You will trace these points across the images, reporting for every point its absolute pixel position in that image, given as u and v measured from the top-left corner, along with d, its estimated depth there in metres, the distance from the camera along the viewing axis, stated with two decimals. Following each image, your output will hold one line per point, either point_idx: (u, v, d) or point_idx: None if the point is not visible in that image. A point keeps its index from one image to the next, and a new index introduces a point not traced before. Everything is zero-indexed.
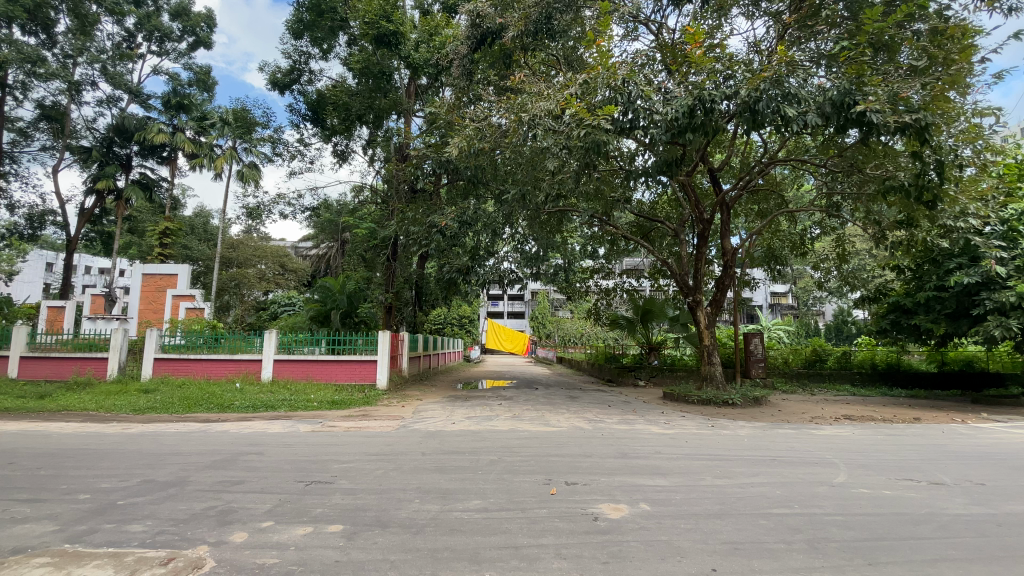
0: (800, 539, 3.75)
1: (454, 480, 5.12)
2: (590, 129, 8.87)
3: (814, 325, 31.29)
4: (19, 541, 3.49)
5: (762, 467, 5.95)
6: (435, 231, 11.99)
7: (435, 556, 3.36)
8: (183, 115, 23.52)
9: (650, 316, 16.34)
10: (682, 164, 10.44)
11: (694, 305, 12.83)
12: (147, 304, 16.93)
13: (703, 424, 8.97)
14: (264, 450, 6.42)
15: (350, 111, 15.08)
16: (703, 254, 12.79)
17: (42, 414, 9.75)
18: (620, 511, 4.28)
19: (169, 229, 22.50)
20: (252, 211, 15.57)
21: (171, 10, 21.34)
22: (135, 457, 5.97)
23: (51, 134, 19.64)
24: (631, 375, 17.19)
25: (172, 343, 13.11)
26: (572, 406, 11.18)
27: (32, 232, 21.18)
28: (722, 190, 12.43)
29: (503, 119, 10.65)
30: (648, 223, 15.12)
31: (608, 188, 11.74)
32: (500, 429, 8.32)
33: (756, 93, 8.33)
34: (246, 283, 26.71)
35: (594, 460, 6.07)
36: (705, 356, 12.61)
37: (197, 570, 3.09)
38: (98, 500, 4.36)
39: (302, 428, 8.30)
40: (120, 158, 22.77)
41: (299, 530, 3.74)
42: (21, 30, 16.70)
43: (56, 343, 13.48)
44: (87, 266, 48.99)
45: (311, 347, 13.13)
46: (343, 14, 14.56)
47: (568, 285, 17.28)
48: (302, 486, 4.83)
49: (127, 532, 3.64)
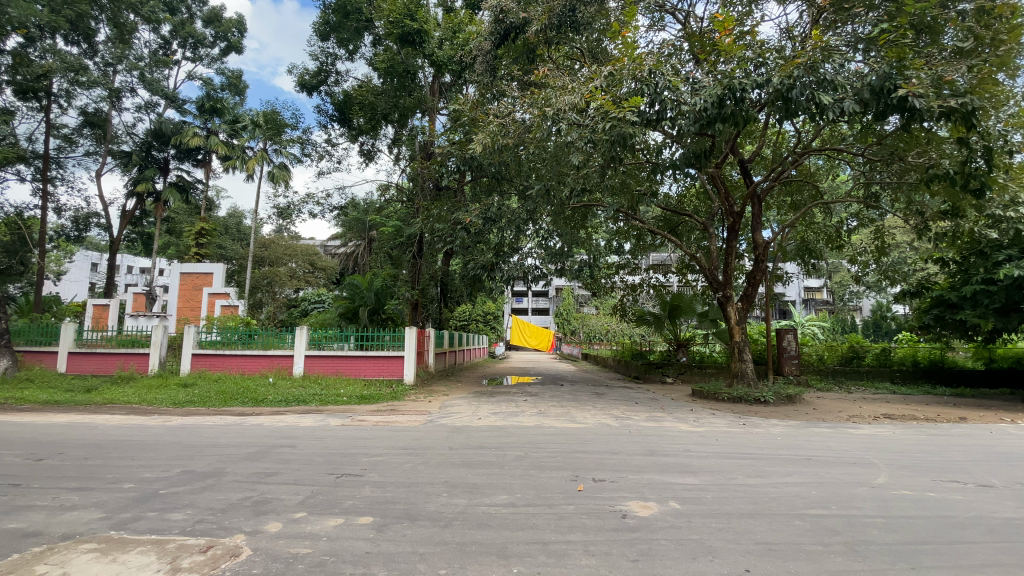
0: (838, 541, 3.63)
1: (481, 475, 5.15)
2: (615, 122, 8.69)
3: (851, 321, 30.33)
4: (69, 528, 3.67)
5: (797, 466, 5.77)
6: (459, 228, 12.28)
7: (464, 549, 3.38)
8: (216, 118, 24.18)
9: (678, 312, 16.08)
10: (711, 155, 10.22)
11: (723, 301, 12.52)
12: (185, 302, 17.60)
13: (734, 422, 8.75)
14: (295, 443, 6.58)
15: (376, 110, 15.22)
16: (734, 247, 12.40)
17: (90, 407, 10.21)
18: (649, 509, 4.22)
19: (204, 230, 23.43)
20: (283, 211, 15.94)
21: (204, 16, 21.98)
22: (175, 448, 6.20)
23: (94, 139, 20.45)
24: (658, 372, 16.78)
25: (208, 339, 13.63)
26: (599, 403, 11.08)
27: (77, 233, 22.08)
28: (753, 182, 11.96)
29: (528, 114, 10.55)
30: (675, 218, 15.03)
31: (635, 182, 11.51)
32: (525, 425, 8.31)
33: (789, 80, 8.07)
34: (277, 281, 27.78)
35: (622, 457, 5.99)
36: (736, 352, 12.28)
37: (235, 557, 3.18)
38: (140, 489, 4.54)
39: (332, 423, 8.46)
40: (158, 161, 23.46)
41: (331, 521, 3.82)
42: (64, 41, 17.27)
43: (101, 339, 14.12)
44: (127, 266, 51.51)
45: (340, 343, 13.42)
46: (368, 14, 14.74)
47: (593, 281, 17.20)
48: (333, 479, 4.93)
49: (169, 520, 3.78)
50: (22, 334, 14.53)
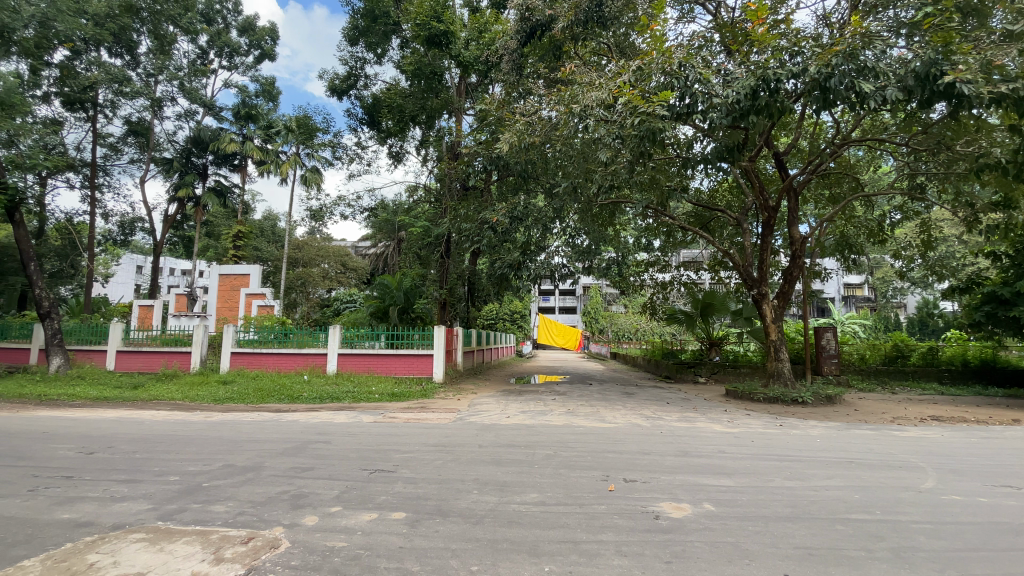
0: (883, 548, 3.47)
1: (511, 473, 5.15)
2: (644, 117, 8.59)
3: (894, 319, 29.08)
4: (119, 518, 3.85)
5: (837, 469, 5.56)
6: (486, 227, 12.36)
7: (495, 547, 3.39)
8: (251, 124, 24.96)
9: (710, 310, 15.74)
10: (744, 148, 9.96)
11: (759, 298, 12.15)
12: (224, 302, 18.25)
13: (770, 423, 8.50)
14: (329, 439, 6.73)
15: (404, 113, 15.43)
16: (769, 243, 12.02)
17: (137, 403, 10.71)
18: (682, 510, 4.14)
19: (241, 232, 24.26)
20: (315, 213, 16.33)
21: (239, 26, 22.73)
22: (216, 443, 6.44)
23: (138, 147, 21.44)
24: (690, 372, 16.36)
25: (246, 339, 14.09)
26: (629, 403, 10.93)
27: (123, 237, 23.15)
28: (789, 175, 11.56)
29: (554, 112, 10.49)
30: (707, 213, 14.71)
31: (665, 177, 11.27)
32: (554, 424, 8.28)
33: (827, 69, 7.79)
34: (311, 281, 28.61)
35: (654, 457, 5.90)
36: (772, 352, 11.92)
37: (274, 549, 3.27)
38: (184, 482, 4.73)
39: (365, 419, 8.63)
40: (197, 167, 24.38)
41: (365, 515, 3.89)
42: (108, 53, 18.21)
43: (146, 338, 14.77)
44: (170, 267, 53.81)
45: (372, 341, 13.68)
46: (395, 18, 14.94)
47: (622, 279, 16.99)
48: (366, 474, 5.02)
49: (211, 512, 3.93)
50: (73, 334, 15.32)
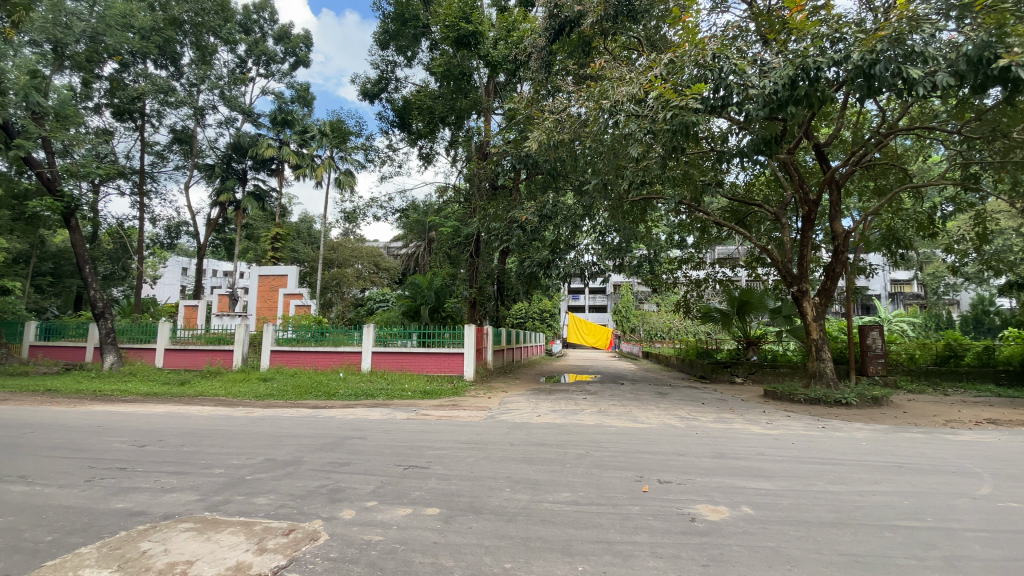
0: (934, 556, 3.30)
1: (543, 472, 5.13)
2: (677, 111, 8.41)
3: (945, 316, 27.62)
4: (170, 508, 4.04)
5: (885, 474, 5.31)
6: (516, 226, 12.40)
7: (527, 545, 3.39)
8: (287, 129, 25.76)
9: (748, 308, 15.32)
10: (783, 140, 9.64)
11: (799, 296, 11.74)
12: (263, 302, 18.88)
13: (811, 425, 8.20)
14: (364, 435, 6.88)
15: (433, 114, 15.63)
16: (810, 238, 11.60)
17: (184, 399, 11.22)
18: (720, 513, 4.04)
19: (279, 235, 25.08)
20: (349, 215, 16.70)
21: (275, 35, 23.46)
22: (257, 438, 6.67)
23: (182, 155, 22.43)
24: (727, 372, 15.87)
25: (285, 337, 14.56)
26: (662, 403, 10.74)
27: (170, 240, 24.23)
28: (830, 167, 11.08)
29: (583, 108, 10.39)
30: (744, 208, 14.30)
31: (698, 172, 11.00)
32: (586, 423, 8.22)
33: (871, 55, 7.44)
34: (345, 281, 29.41)
35: (689, 459, 5.79)
36: (813, 351, 11.49)
37: (313, 541, 3.37)
38: (229, 474, 4.93)
39: (398, 416, 8.79)
40: (237, 172, 25.31)
41: (400, 510, 3.96)
42: (155, 65, 19.11)
43: (192, 337, 15.44)
44: (212, 268, 56.21)
45: (404, 339, 13.90)
46: (425, 20, 15.11)
47: (654, 277, 16.71)
48: (400, 470, 5.11)
49: (254, 504, 4.07)
50: (125, 333, 16.15)
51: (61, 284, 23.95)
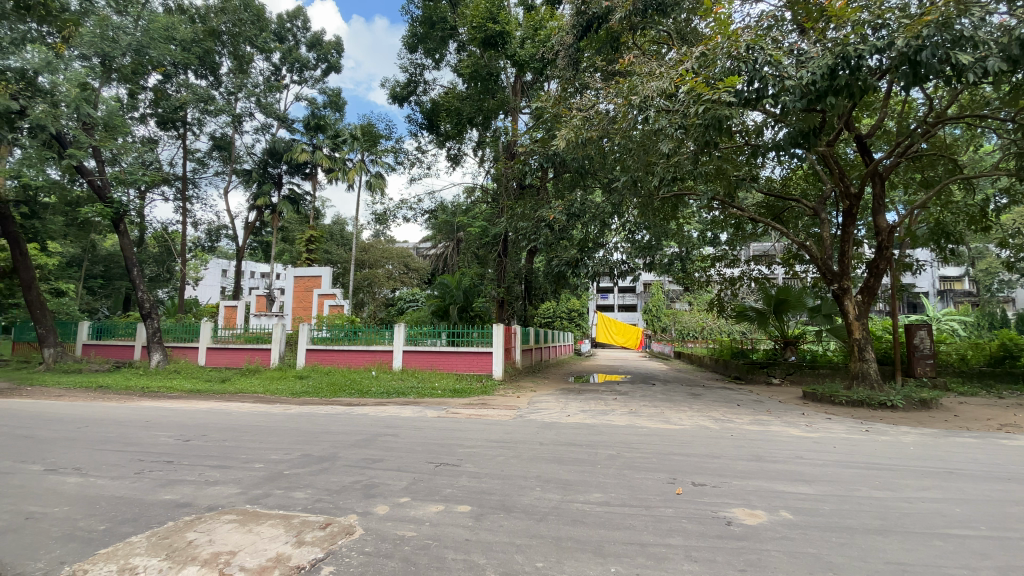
0: (990, 567, 3.11)
1: (574, 472, 5.10)
2: (709, 105, 8.21)
3: (1000, 313, 26.11)
4: (214, 500, 4.21)
5: (934, 479, 5.05)
6: (544, 225, 12.36)
7: (559, 544, 3.38)
8: (320, 134, 26.42)
9: (785, 307, 14.86)
10: (822, 132, 9.31)
11: (840, 293, 11.31)
12: (299, 302, 19.41)
13: (854, 428, 7.88)
14: (396, 432, 6.99)
15: (461, 115, 15.75)
16: (851, 234, 11.13)
17: (225, 395, 11.65)
18: (758, 517, 3.93)
19: (313, 237, 25.77)
20: (380, 216, 16.98)
21: (308, 42, 24.09)
22: (294, 434, 6.87)
23: (222, 161, 23.32)
24: (763, 372, 15.40)
25: (320, 336, 14.94)
26: (696, 404, 10.51)
27: (210, 243, 25.17)
28: (873, 159, 10.61)
29: (612, 105, 10.26)
30: (780, 203, 13.87)
31: (732, 167, 10.73)
32: (617, 424, 8.14)
33: (917, 41, 7.09)
34: (377, 282, 30.03)
35: (724, 461, 5.64)
36: (856, 351, 11.04)
37: (349, 535, 3.44)
38: (268, 468, 5.09)
39: (430, 414, 8.91)
40: (273, 177, 26.12)
41: (433, 507, 4.00)
42: (195, 75, 19.92)
43: (232, 336, 16.01)
44: (251, 270, 58.39)
45: (434, 338, 14.07)
46: (452, 22, 15.23)
47: (686, 275, 16.40)
48: (432, 467, 5.17)
49: (293, 498, 4.19)
50: (170, 333, 16.90)
51: (111, 286, 25.30)
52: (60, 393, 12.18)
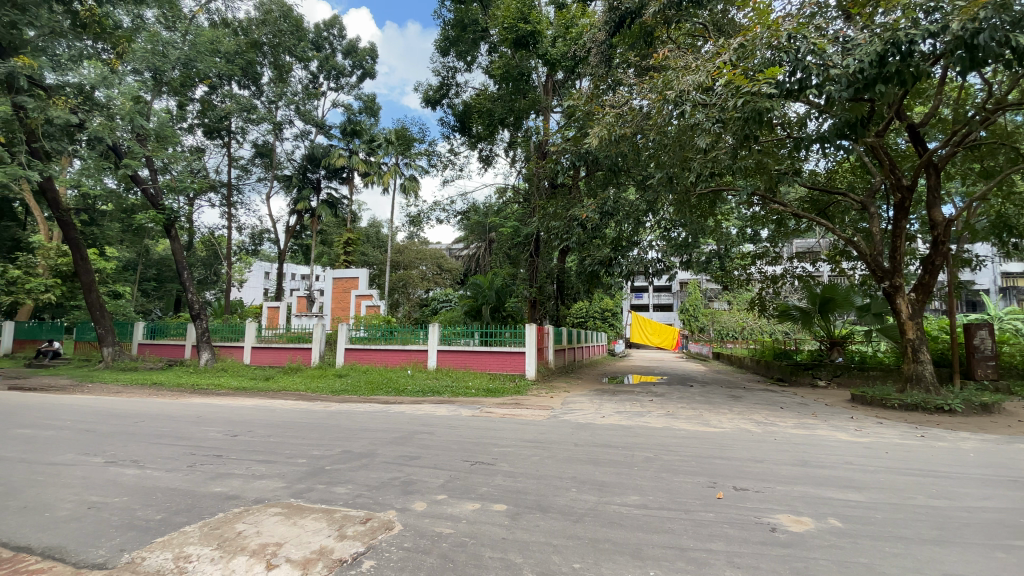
0: None
1: (610, 474, 5.05)
2: (749, 97, 7.98)
3: None
4: (261, 493, 4.38)
5: (999, 489, 4.72)
6: (576, 224, 12.26)
7: (597, 546, 3.35)
8: (356, 139, 27.07)
9: (831, 306, 14.24)
10: (870, 122, 8.86)
11: (892, 292, 10.74)
12: (337, 303, 19.96)
13: (908, 434, 7.47)
14: (432, 430, 7.09)
15: (493, 116, 15.83)
16: (903, 228, 10.56)
17: (268, 393, 12.11)
18: (804, 524, 3.78)
19: (350, 239, 26.46)
20: (414, 218, 17.25)
21: (343, 50, 24.73)
22: (334, 431, 7.07)
23: (264, 167, 24.25)
24: (808, 374, 14.79)
25: (357, 336, 15.32)
26: (735, 407, 10.20)
27: (254, 247, 26.19)
28: (927, 148, 10.02)
29: (646, 100, 10.09)
30: (825, 197, 13.31)
31: (772, 161, 10.38)
32: (653, 425, 7.99)
33: (974, 24, 6.66)
34: (411, 282, 30.59)
35: (767, 466, 5.46)
36: (909, 352, 10.46)
37: (389, 531, 3.51)
38: (311, 464, 5.26)
39: (464, 413, 9.00)
40: (312, 182, 26.96)
41: (469, 505, 4.04)
42: (239, 86, 20.78)
43: (275, 336, 16.61)
44: (291, 272, 60.51)
45: (467, 338, 14.18)
46: (484, 24, 15.32)
47: (725, 274, 15.95)
48: (468, 466, 5.21)
49: (334, 493, 4.31)
50: (217, 333, 17.68)
51: (164, 288, 26.73)
52: (119, 389, 12.94)
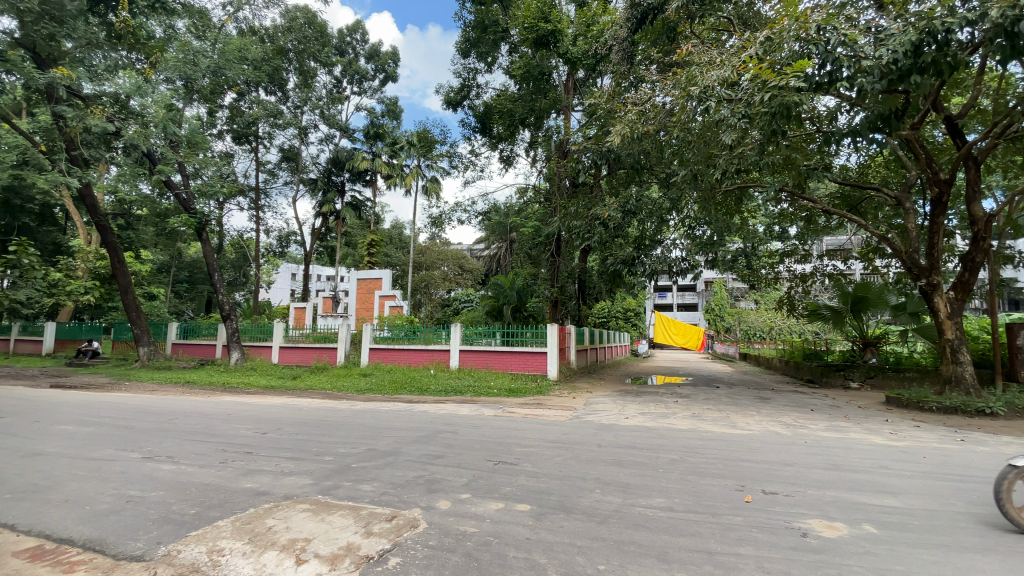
0: None
1: (634, 476, 4.99)
2: (776, 92, 7.79)
3: None
4: (290, 489, 4.48)
5: None
6: (598, 223, 12.16)
7: (622, 548, 3.31)
8: (379, 142, 27.44)
9: (864, 305, 13.79)
10: (904, 114, 8.54)
11: (929, 290, 10.34)
12: (361, 303, 20.27)
13: (947, 438, 7.17)
14: (455, 430, 7.13)
15: (513, 117, 15.86)
16: (940, 223, 10.16)
17: (296, 391, 12.39)
18: (837, 530, 3.67)
19: (374, 241, 26.84)
20: (436, 219, 17.40)
21: (366, 54, 25.09)
22: (360, 429, 7.18)
23: (290, 171, 24.79)
24: (840, 375, 14.36)
25: (381, 336, 15.54)
26: (763, 409, 9.96)
27: (281, 249, 26.80)
28: (966, 141, 9.62)
29: (669, 97, 9.94)
30: (857, 193, 12.90)
31: (801, 157, 10.11)
32: (678, 427, 7.87)
33: (1015, 11, 6.38)
34: (433, 283, 30.87)
35: (797, 469, 5.31)
36: (948, 353, 10.05)
37: (414, 528, 3.55)
38: (337, 461, 5.35)
39: (487, 413, 9.03)
40: (337, 184, 27.44)
41: (493, 505, 4.05)
42: (266, 92, 21.29)
43: (301, 335, 16.97)
44: (316, 273, 61.75)
45: (488, 338, 14.22)
46: (504, 25, 15.34)
47: (752, 272, 15.62)
48: (491, 465, 5.23)
49: (360, 490, 4.38)
50: (246, 333, 18.15)
51: (195, 289, 27.59)
52: (154, 387, 13.41)
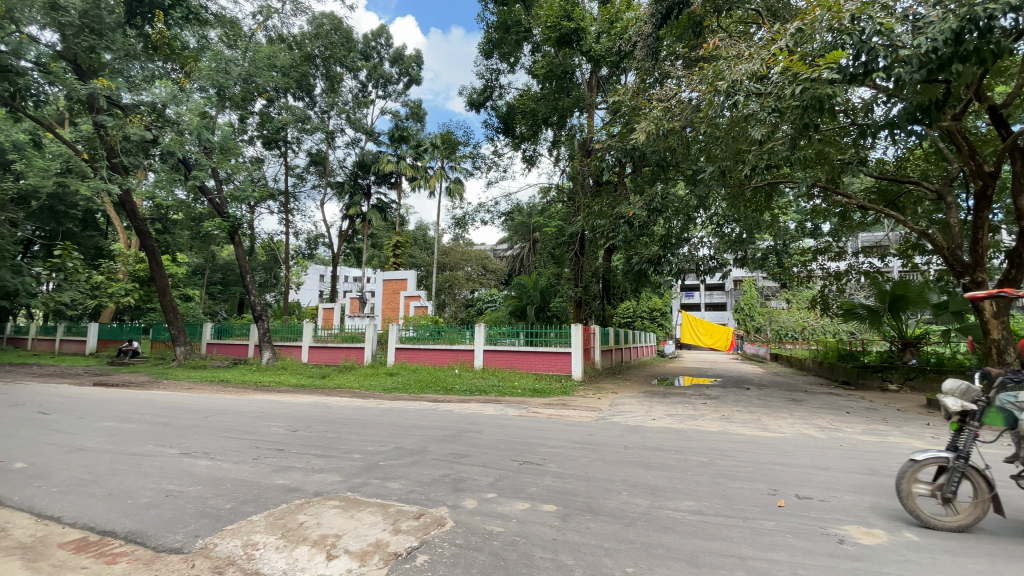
0: None
1: (662, 478, 4.92)
2: (807, 85, 7.59)
3: None
4: (320, 486, 4.57)
5: None
6: (623, 221, 12.02)
7: (650, 551, 3.27)
8: (403, 144, 27.78)
9: (903, 303, 13.27)
10: (945, 103, 8.18)
11: (973, 288, 9.89)
12: (387, 304, 20.56)
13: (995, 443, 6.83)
14: (481, 429, 7.16)
15: (536, 116, 15.84)
16: (985, 217, 9.70)
17: (324, 390, 12.66)
18: (876, 537, 3.54)
19: (399, 242, 27.19)
20: (459, 220, 17.53)
21: (391, 58, 25.44)
22: (387, 428, 7.29)
23: (317, 175, 25.33)
24: (878, 377, 13.84)
25: (407, 336, 15.74)
26: (796, 411, 9.68)
27: (309, 251, 27.42)
28: (1012, 131, 9.16)
29: (696, 93, 9.78)
30: (894, 187, 12.43)
31: (835, 150, 9.79)
32: (707, 429, 7.72)
33: None
34: (457, 283, 31.07)
35: (833, 474, 5.14)
36: (995, 354, 9.59)
37: (441, 527, 3.58)
38: (365, 459, 5.44)
39: (511, 413, 9.04)
40: (363, 187, 27.92)
41: (519, 504, 4.05)
42: (294, 97, 21.81)
43: (330, 335, 17.32)
44: (343, 274, 62.91)
45: (512, 338, 14.23)
46: (526, 25, 15.33)
47: (782, 271, 15.21)
48: (517, 465, 5.23)
49: (388, 488, 4.44)
50: (276, 333, 18.64)
51: (229, 290, 28.50)
52: (190, 386, 13.91)
